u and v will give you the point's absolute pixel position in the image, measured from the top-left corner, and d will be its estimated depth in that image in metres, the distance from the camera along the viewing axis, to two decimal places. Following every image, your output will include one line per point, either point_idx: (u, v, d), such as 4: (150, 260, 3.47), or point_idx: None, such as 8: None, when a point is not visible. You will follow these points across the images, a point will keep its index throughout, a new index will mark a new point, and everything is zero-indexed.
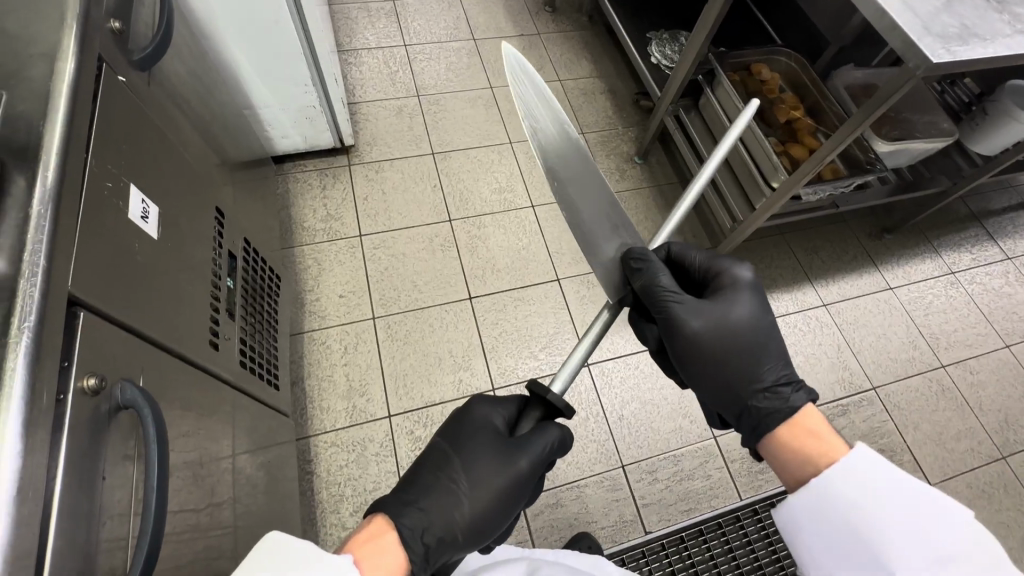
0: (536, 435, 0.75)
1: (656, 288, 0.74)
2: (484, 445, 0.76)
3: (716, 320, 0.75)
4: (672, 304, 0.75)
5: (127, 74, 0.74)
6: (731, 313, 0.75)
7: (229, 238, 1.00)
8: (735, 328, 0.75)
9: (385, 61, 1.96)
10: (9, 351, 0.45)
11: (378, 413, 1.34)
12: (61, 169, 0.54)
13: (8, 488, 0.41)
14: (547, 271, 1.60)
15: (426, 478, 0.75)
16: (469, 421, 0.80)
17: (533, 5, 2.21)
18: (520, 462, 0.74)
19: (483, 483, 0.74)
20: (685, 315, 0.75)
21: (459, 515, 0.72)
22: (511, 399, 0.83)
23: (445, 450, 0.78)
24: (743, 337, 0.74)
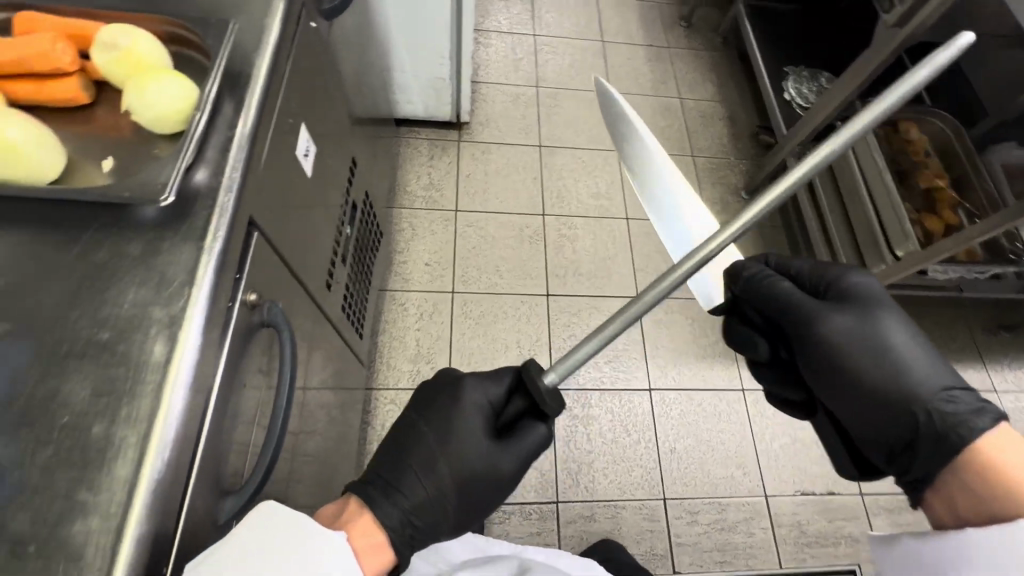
0: (525, 435, 0.62)
1: (801, 302, 0.64)
2: (472, 445, 0.62)
3: (857, 326, 0.62)
4: (822, 319, 0.63)
5: (316, 20, 0.79)
6: (837, 321, 0.62)
7: (354, 189, 1.06)
8: (888, 359, 0.61)
9: (513, 47, 1.98)
10: (203, 255, 0.49)
11: None
12: (263, 99, 0.59)
13: (186, 378, 0.44)
14: (629, 286, 1.58)
15: (404, 472, 0.61)
16: (443, 405, 0.64)
17: (669, 18, 2.17)
18: (506, 463, 0.62)
19: (466, 478, 0.62)
20: (831, 319, 0.62)
21: (442, 515, 0.61)
22: (501, 380, 0.65)
23: (418, 434, 0.63)
24: (880, 360, 0.61)
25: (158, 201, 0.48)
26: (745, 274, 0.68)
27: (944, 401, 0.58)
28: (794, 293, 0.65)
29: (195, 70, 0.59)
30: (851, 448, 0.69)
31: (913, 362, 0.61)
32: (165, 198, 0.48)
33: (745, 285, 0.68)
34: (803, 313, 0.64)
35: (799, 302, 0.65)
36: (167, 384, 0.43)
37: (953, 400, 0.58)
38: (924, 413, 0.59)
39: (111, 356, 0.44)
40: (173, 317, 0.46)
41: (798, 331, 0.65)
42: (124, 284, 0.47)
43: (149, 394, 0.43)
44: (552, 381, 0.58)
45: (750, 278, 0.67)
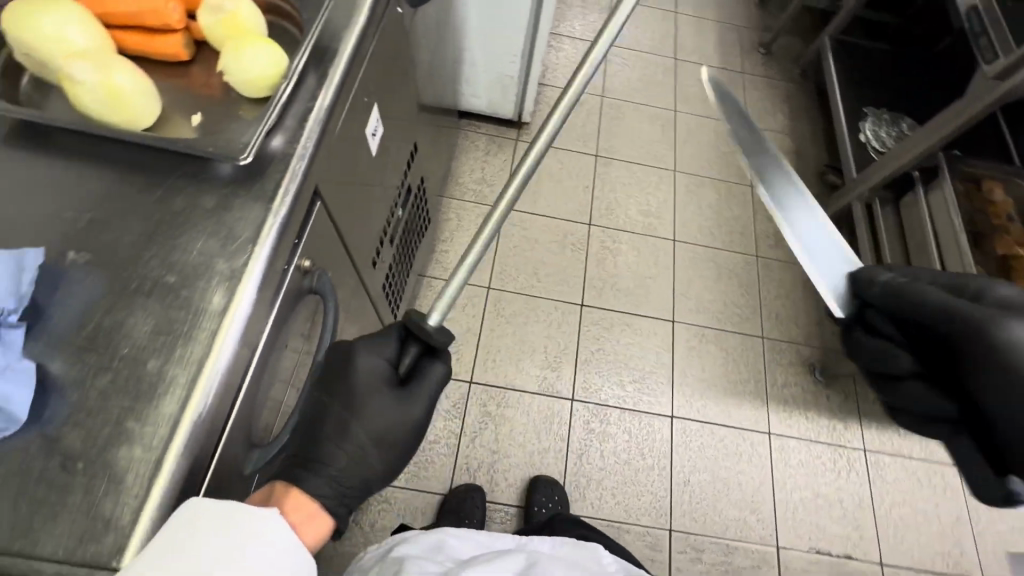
0: (425, 377, 0.56)
1: (982, 318, 0.46)
2: (378, 404, 0.54)
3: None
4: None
5: (402, 7, 0.82)
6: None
7: (411, 173, 1.08)
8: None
9: (584, 54, 1.98)
10: (269, 216, 0.51)
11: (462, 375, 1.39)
12: (344, 75, 0.61)
13: (237, 331, 0.46)
14: (666, 309, 1.55)
15: (316, 448, 0.53)
16: (336, 372, 0.55)
17: (747, 43, 2.11)
18: (425, 413, 0.57)
19: (387, 437, 0.55)
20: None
21: (372, 478, 0.55)
22: (392, 333, 0.57)
23: (315, 409, 0.54)
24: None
25: (237, 161, 0.50)
26: (883, 287, 0.50)
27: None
28: (955, 303, 0.48)
29: (286, 41, 0.62)
30: None
31: None
32: (244, 158, 0.50)
33: (885, 296, 0.50)
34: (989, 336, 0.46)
35: (980, 316, 0.47)
36: (219, 334, 0.46)
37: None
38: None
39: (173, 299, 0.46)
40: (234, 270, 0.48)
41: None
42: (195, 234, 0.49)
43: (203, 340, 0.45)
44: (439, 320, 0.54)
45: (893, 287, 0.50)
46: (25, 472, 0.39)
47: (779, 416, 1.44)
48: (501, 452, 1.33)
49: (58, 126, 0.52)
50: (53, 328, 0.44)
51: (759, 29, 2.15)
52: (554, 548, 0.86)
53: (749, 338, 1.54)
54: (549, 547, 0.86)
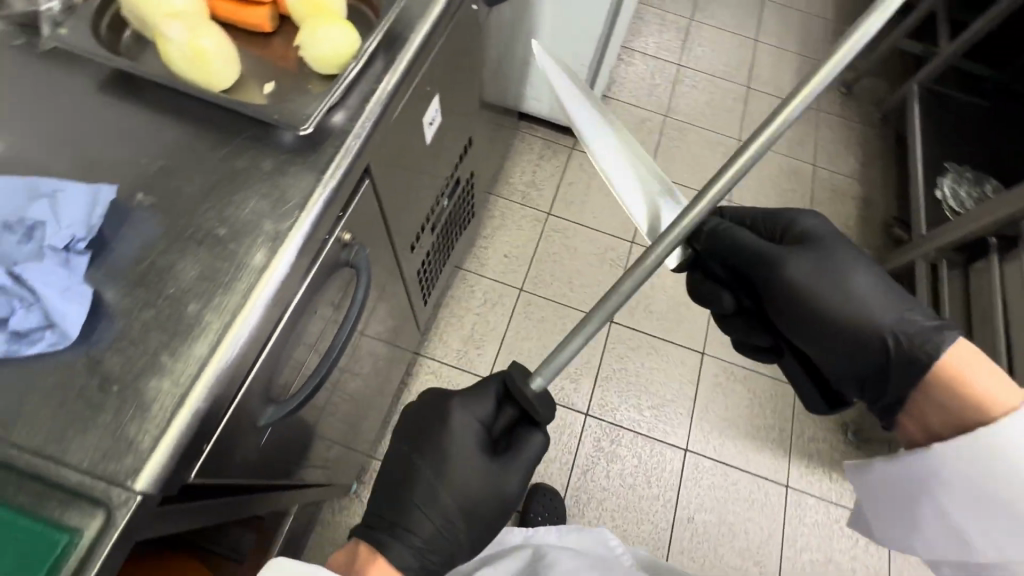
0: (520, 440, 0.64)
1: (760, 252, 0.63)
2: (469, 465, 0.63)
3: (814, 272, 0.61)
4: (785, 264, 0.62)
5: (478, 4, 0.84)
6: (795, 268, 0.61)
7: (462, 166, 1.10)
8: (844, 298, 0.61)
9: (654, 71, 1.95)
10: (318, 186, 0.54)
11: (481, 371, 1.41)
12: (410, 63, 0.63)
13: (271, 289, 0.49)
14: (697, 340, 1.51)
15: (406, 495, 0.62)
16: (438, 430, 0.64)
17: (827, 80, 2.03)
18: (511, 481, 0.64)
19: (470, 498, 0.63)
20: (793, 270, 0.61)
21: (456, 534, 0.62)
22: (488, 396, 0.65)
23: (417, 457, 0.63)
24: (842, 298, 0.61)
25: (298, 131, 0.53)
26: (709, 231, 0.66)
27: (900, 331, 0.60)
28: (757, 244, 0.63)
29: (362, 24, 0.65)
30: (825, 394, 0.68)
31: (865, 289, 0.61)
32: (304, 129, 0.53)
33: (707, 239, 0.67)
34: (763, 266, 0.63)
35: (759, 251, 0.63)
36: (255, 289, 0.48)
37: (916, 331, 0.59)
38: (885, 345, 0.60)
39: (220, 250, 0.49)
40: (278, 232, 0.51)
41: (767, 278, 0.63)
42: (249, 193, 0.52)
43: (240, 293, 0.48)
44: (540, 384, 0.60)
45: (714, 231, 0.66)
46: (68, 384, 0.43)
47: (801, 471, 1.37)
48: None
49: (149, 79, 0.57)
50: (113, 261, 0.48)
51: None
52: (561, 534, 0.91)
53: (781, 384, 1.47)
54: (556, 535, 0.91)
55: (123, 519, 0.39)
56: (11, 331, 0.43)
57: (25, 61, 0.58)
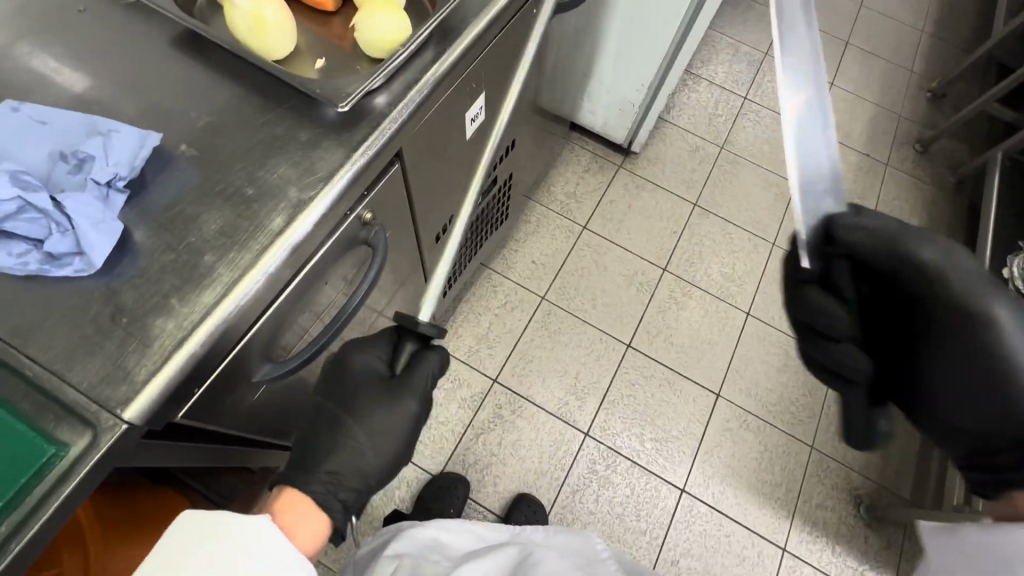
0: (417, 369, 0.63)
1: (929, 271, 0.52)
2: (369, 400, 0.63)
3: (983, 299, 0.52)
4: (949, 287, 0.52)
5: (540, 9, 0.84)
6: (969, 297, 0.52)
7: (502, 166, 1.11)
8: (1000, 328, 0.53)
9: (717, 101, 1.91)
10: (347, 162, 0.56)
11: (489, 371, 1.41)
12: (458, 57, 0.64)
13: (284, 252, 0.51)
14: (714, 380, 1.46)
15: (320, 439, 0.63)
16: (345, 373, 0.65)
17: (902, 135, 1.92)
18: (410, 402, 0.63)
19: (382, 428, 0.63)
20: (961, 294, 0.52)
21: (366, 466, 0.62)
22: (383, 335, 0.66)
23: (328, 399, 0.64)
24: (992, 326, 0.53)
25: (336, 107, 0.55)
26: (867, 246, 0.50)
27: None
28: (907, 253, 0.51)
29: (419, 14, 0.66)
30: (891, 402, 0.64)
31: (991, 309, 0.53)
32: (343, 106, 0.55)
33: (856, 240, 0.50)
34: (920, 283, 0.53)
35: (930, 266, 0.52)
36: (269, 251, 0.50)
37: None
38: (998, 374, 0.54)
39: (244, 209, 0.52)
40: (301, 200, 0.53)
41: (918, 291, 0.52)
42: (281, 159, 0.55)
43: (253, 251, 0.50)
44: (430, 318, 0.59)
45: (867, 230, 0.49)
46: (85, 310, 0.46)
47: (801, 537, 1.30)
48: (500, 457, 1.33)
49: (212, 41, 0.61)
50: (148, 202, 0.51)
51: (921, 125, 1.96)
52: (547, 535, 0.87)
53: (796, 442, 1.40)
54: (542, 535, 0.87)
55: (105, 444, 0.42)
56: (46, 252, 0.46)
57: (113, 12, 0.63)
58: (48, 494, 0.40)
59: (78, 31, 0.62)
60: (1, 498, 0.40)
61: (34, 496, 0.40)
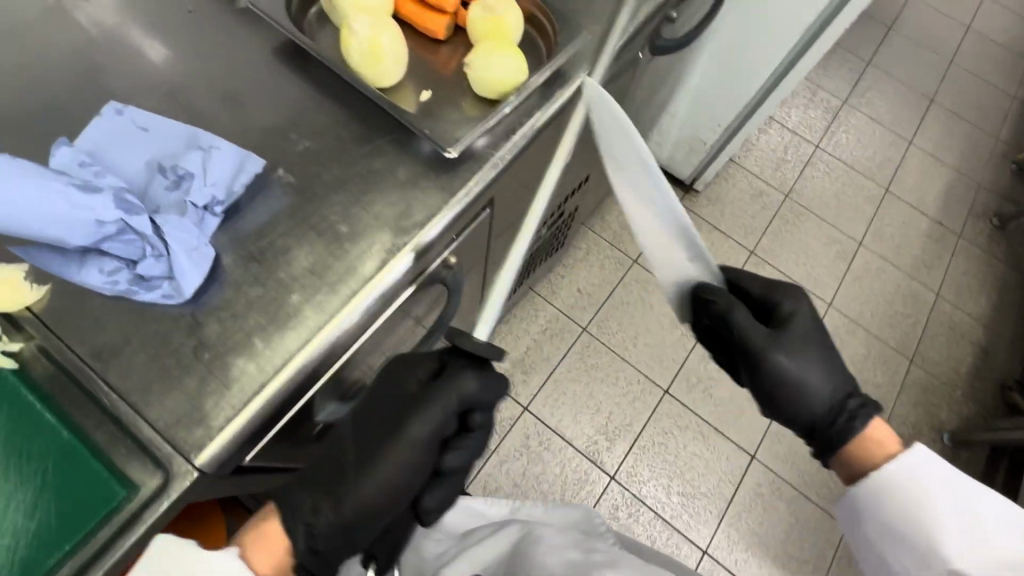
0: (448, 383, 0.48)
1: (745, 342, 0.59)
2: (379, 426, 0.48)
3: (790, 364, 0.58)
4: (763, 353, 0.58)
5: (643, 51, 0.80)
6: (777, 363, 0.58)
7: (570, 199, 1.07)
8: (814, 392, 0.59)
9: (787, 146, 1.84)
10: (444, 207, 0.53)
11: (520, 399, 1.38)
12: (566, 101, 0.60)
13: (372, 298, 0.48)
14: (750, 441, 1.40)
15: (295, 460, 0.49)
16: (385, 396, 0.51)
17: (979, 207, 1.82)
18: (416, 427, 0.47)
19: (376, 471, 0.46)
20: (771, 359, 0.58)
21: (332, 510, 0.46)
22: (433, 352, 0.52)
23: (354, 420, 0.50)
24: (808, 391, 0.58)
25: (443, 152, 0.52)
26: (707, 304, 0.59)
27: (843, 429, 0.58)
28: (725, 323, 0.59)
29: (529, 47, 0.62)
30: None
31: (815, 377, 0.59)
32: (450, 151, 0.52)
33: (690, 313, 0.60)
34: (740, 348, 0.60)
35: (742, 336, 0.59)
36: (357, 296, 0.48)
37: (850, 417, 0.58)
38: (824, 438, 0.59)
39: (336, 248, 0.49)
40: (394, 245, 0.50)
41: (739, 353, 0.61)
42: (377, 196, 0.52)
43: (343, 295, 0.48)
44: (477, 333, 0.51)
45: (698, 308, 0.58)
46: (169, 340, 0.44)
47: None
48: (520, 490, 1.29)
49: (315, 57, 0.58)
50: (239, 228, 0.49)
51: (1001, 198, 1.85)
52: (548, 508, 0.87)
53: (829, 519, 1.34)
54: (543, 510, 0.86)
55: (177, 490, 0.40)
56: (137, 275, 0.44)
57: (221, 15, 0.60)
58: (115, 536, 0.39)
59: (181, 31, 0.60)
60: (68, 540, 0.38)
61: (101, 537, 0.39)
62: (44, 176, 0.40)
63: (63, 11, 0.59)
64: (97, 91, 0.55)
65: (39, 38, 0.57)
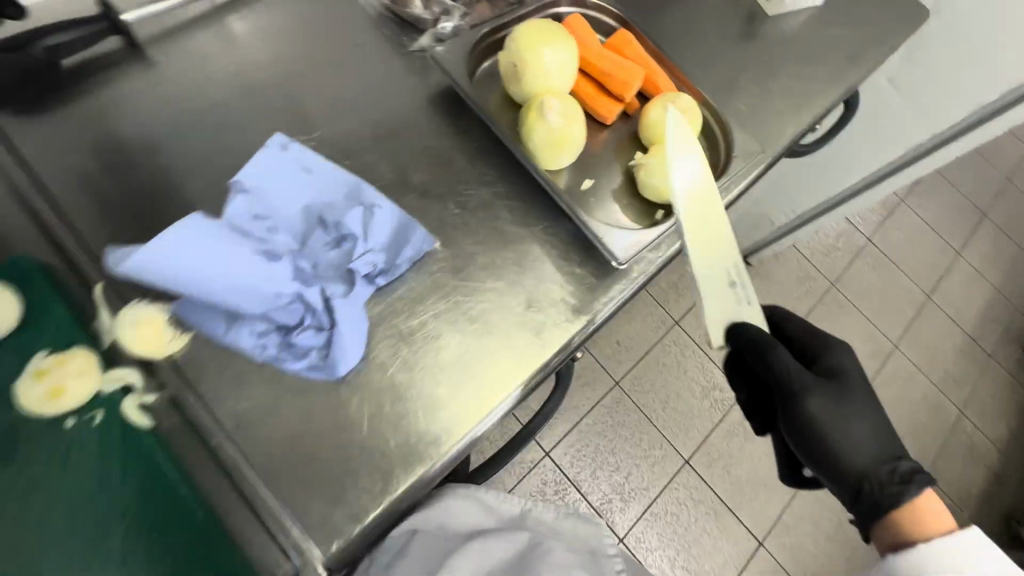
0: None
1: (787, 381, 0.48)
2: None
3: (833, 413, 0.49)
4: (804, 394, 0.48)
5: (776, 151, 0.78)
6: (817, 409, 0.49)
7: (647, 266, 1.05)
8: (859, 444, 0.49)
9: (841, 235, 1.83)
10: (594, 307, 0.50)
11: (542, 446, 1.36)
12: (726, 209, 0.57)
13: (517, 399, 0.46)
14: (761, 526, 1.39)
15: None
16: None
17: (1013, 331, 1.84)
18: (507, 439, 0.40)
19: None
20: (811, 401, 0.48)
21: None
22: None
23: None
24: (849, 443, 0.49)
25: (614, 261, 0.49)
26: (754, 343, 0.45)
27: (887, 490, 0.47)
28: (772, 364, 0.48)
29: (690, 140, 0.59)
30: None
31: (861, 428, 0.50)
32: (620, 261, 0.49)
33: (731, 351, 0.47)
34: (779, 390, 0.49)
35: (784, 375, 0.48)
36: (501, 396, 0.45)
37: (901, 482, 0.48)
38: (866, 498, 0.48)
39: (486, 339, 0.47)
40: (543, 343, 0.48)
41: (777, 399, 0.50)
42: (491, 352, 0.47)
43: (488, 394, 0.45)
44: None
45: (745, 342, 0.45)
46: (313, 415, 0.42)
47: None
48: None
49: (476, 113, 0.54)
50: (391, 299, 0.46)
51: None
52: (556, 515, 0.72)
53: None
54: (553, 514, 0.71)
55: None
56: (285, 338, 0.42)
57: (387, 54, 0.57)
58: None
59: (345, 60, 0.56)
60: None
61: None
62: (234, 238, 0.39)
63: (225, 17, 0.56)
64: (255, 116, 0.52)
65: (200, 47, 0.54)
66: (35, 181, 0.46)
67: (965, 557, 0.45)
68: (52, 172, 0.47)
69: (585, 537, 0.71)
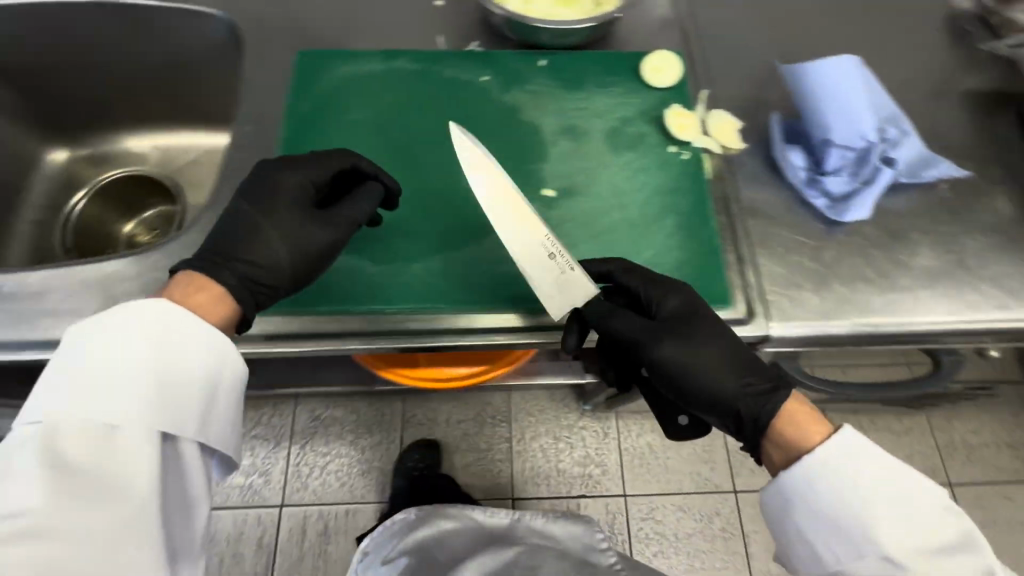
0: None
1: (624, 337, 0.48)
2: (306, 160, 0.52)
3: (687, 351, 0.47)
4: (648, 343, 0.47)
5: None
6: (669, 351, 0.47)
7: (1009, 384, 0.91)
8: (722, 377, 0.47)
9: None
10: None
11: (725, 485, 1.23)
12: None
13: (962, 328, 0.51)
14: None
15: (364, 97, 0.58)
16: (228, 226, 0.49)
17: None
18: (677, 295, 0.48)
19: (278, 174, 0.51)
20: (655, 350, 0.47)
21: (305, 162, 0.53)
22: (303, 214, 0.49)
23: (240, 207, 0.50)
24: (710, 376, 0.47)
25: None
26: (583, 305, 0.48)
27: (756, 399, 0.47)
28: (614, 328, 0.48)
29: None
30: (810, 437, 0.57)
31: (721, 352, 0.47)
32: None
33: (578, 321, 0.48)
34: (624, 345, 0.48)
35: (621, 327, 0.48)
36: (954, 316, 0.51)
37: (763, 389, 0.47)
38: (751, 418, 0.46)
39: (956, 271, 0.53)
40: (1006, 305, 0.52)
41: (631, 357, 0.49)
42: (956, 280, 0.52)
43: (943, 307, 0.51)
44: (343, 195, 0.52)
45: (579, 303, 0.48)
46: (800, 233, 0.54)
47: None
48: (661, 544, 1.19)
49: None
50: (889, 198, 0.55)
51: None
52: (546, 521, 0.84)
53: None
54: (541, 521, 0.84)
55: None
56: (814, 177, 0.55)
57: (962, 41, 0.66)
58: None
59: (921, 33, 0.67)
60: None
61: (506, 338, 0.49)
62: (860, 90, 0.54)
63: None
64: (837, 39, 0.66)
65: None
66: (690, 11, 0.67)
67: (845, 455, 0.44)
68: (703, 8, 0.67)
69: (572, 534, 0.82)
